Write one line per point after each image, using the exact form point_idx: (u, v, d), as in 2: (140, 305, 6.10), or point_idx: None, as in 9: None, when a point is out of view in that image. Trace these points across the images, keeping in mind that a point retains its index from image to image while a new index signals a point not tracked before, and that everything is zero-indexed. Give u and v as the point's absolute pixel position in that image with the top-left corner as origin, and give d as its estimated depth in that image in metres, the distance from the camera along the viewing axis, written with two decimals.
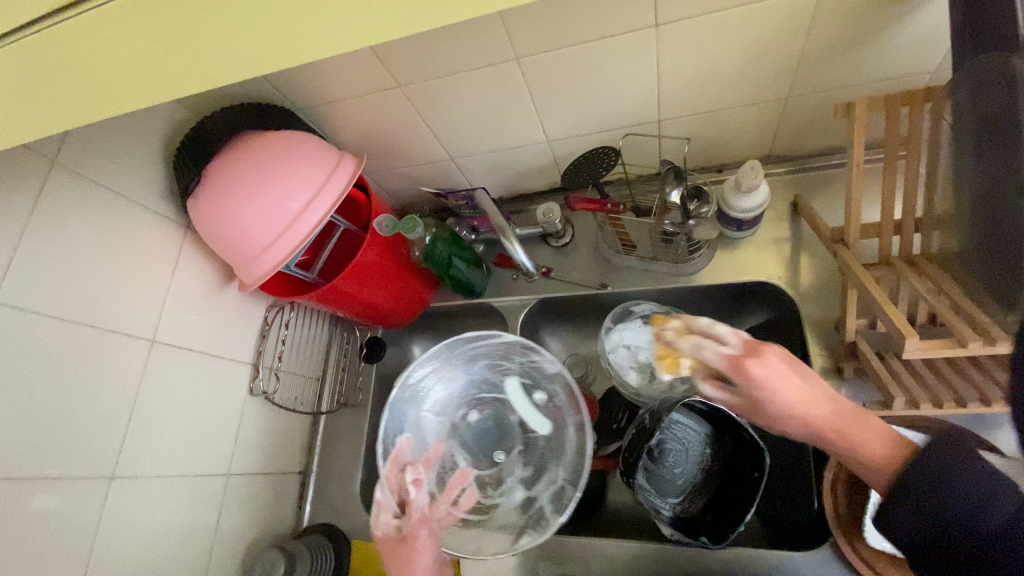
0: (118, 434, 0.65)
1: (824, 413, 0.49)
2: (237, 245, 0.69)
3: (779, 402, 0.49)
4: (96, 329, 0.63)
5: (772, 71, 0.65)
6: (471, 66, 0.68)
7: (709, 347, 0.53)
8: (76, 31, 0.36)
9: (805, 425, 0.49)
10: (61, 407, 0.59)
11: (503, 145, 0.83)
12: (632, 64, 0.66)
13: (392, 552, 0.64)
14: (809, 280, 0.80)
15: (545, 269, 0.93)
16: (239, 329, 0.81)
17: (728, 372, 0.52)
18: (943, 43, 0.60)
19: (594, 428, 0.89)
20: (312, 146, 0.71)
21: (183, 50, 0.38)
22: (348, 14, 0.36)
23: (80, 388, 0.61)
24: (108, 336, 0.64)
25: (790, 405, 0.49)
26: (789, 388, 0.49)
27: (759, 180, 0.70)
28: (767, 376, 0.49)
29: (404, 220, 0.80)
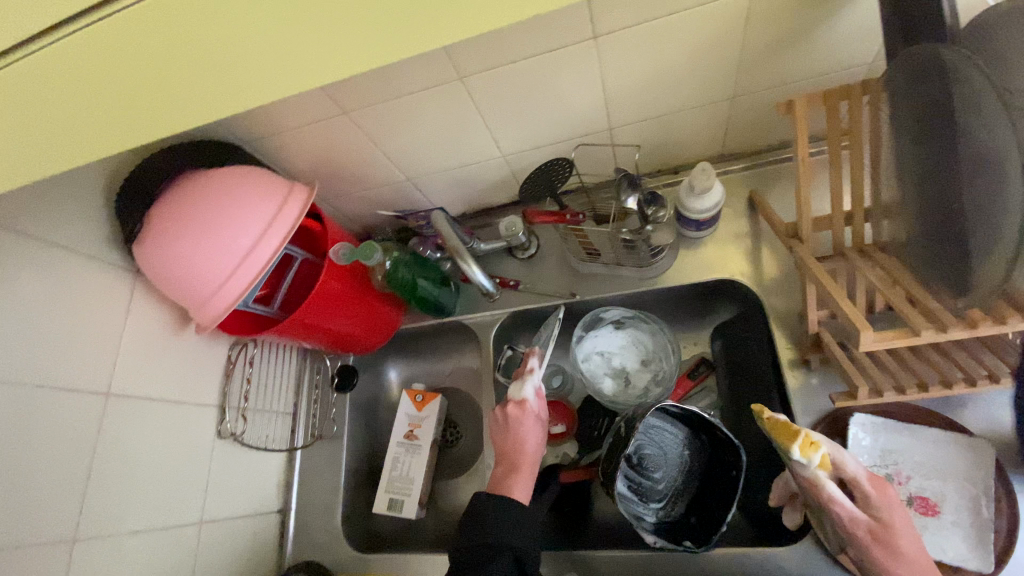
0: (80, 495, 0.62)
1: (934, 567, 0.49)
2: (187, 286, 0.67)
3: (906, 535, 0.49)
4: (46, 389, 0.60)
5: (714, 73, 0.66)
6: (415, 88, 0.67)
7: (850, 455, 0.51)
8: (103, 33, 0.35)
9: (918, 561, 0.48)
10: (10, 475, 0.56)
11: (458, 163, 0.82)
12: (576, 75, 0.66)
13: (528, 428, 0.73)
14: (771, 273, 0.80)
15: (512, 282, 0.92)
16: (200, 371, 0.79)
17: (862, 481, 0.50)
18: (874, 36, 0.61)
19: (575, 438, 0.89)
20: (256, 177, 0.69)
21: (215, 50, 0.36)
22: (319, 34, 0.34)
23: (33, 451, 0.59)
24: (59, 395, 0.62)
25: (914, 541, 0.49)
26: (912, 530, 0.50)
27: (712, 181, 0.71)
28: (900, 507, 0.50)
29: (361, 247, 0.78)
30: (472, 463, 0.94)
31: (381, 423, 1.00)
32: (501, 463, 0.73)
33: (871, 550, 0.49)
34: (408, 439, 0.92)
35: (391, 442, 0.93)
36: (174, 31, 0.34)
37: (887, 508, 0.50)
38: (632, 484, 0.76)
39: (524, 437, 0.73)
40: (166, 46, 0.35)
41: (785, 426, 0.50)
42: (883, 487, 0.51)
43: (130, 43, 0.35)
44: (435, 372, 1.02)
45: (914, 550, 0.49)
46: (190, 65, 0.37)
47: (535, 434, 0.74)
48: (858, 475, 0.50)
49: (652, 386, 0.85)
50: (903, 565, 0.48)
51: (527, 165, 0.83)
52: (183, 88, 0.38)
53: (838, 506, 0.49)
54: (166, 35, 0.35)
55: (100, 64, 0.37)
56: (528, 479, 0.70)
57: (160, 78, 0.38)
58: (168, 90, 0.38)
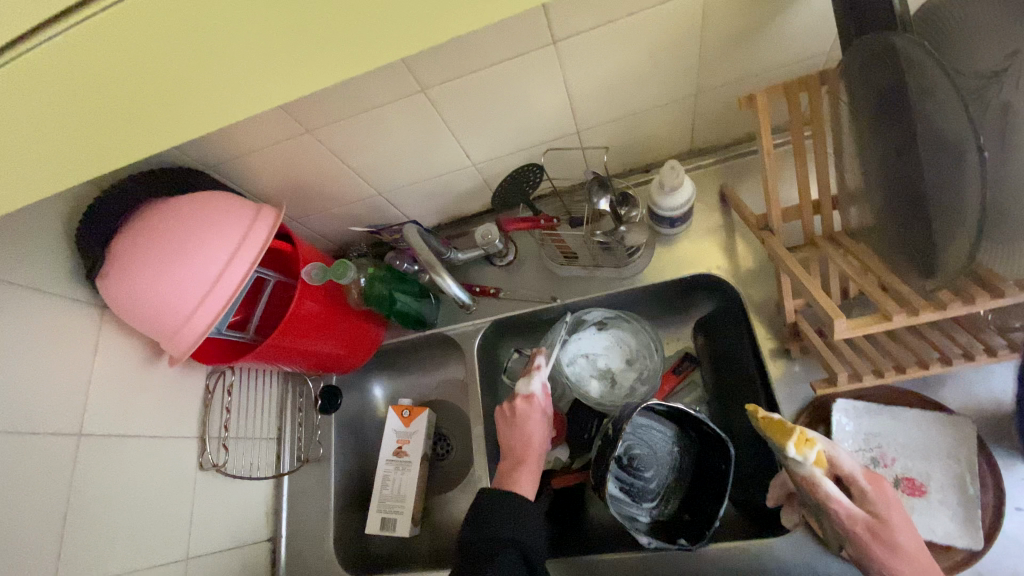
0: (57, 542, 0.60)
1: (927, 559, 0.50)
2: (156, 318, 0.65)
3: (902, 529, 0.50)
4: (15, 435, 0.58)
5: (676, 71, 0.66)
6: (378, 102, 0.67)
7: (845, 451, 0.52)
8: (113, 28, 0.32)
9: (911, 556, 0.49)
10: None
11: (429, 175, 0.82)
12: (539, 81, 0.66)
13: (536, 422, 0.76)
14: (747, 265, 0.81)
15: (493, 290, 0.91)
16: (177, 404, 0.77)
17: (858, 478, 0.51)
18: (829, 27, 0.62)
19: (566, 443, 0.88)
20: (221, 202, 0.68)
21: (241, 51, 0.34)
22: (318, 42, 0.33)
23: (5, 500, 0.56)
24: (28, 440, 0.60)
25: (908, 534, 0.50)
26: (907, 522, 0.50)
27: (681, 178, 0.72)
28: (894, 501, 0.51)
29: (335, 266, 0.77)
30: (463, 475, 0.93)
31: (370, 441, 0.99)
32: (507, 459, 0.75)
33: (867, 545, 0.50)
34: (397, 456, 0.91)
35: (381, 460, 0.92)
36: (108, 70, 0.34)
37: (881, 504, 0.50)
38: (623, 485, 0.76)
39: (532, 431, 0.75)
40: (101, 84, 0.35)
41: (780, 424, 0.50)
42: (876, 483, 0.52)
43: (62, 81, 0.35)
44: (421, 386, 1.01)
45: (909, 545, 0.49)
46: (127, 103, 0.36)
47: (541, 431, 0.76)
48: (853, 472, 0.51)
49: (638, 384, 0.85)
50: (900, 560, 0.49)
51: (498, 173, 0.82)
52: (145, 114, 0.37)
53: (834, 503, 0.50)
54: (99, 73, 0.34)
55: (74, 78, 0.34)
56: (533, 474, 0.72)
57: (97, 116, 0.37)
58: (131, 116, 0.37)
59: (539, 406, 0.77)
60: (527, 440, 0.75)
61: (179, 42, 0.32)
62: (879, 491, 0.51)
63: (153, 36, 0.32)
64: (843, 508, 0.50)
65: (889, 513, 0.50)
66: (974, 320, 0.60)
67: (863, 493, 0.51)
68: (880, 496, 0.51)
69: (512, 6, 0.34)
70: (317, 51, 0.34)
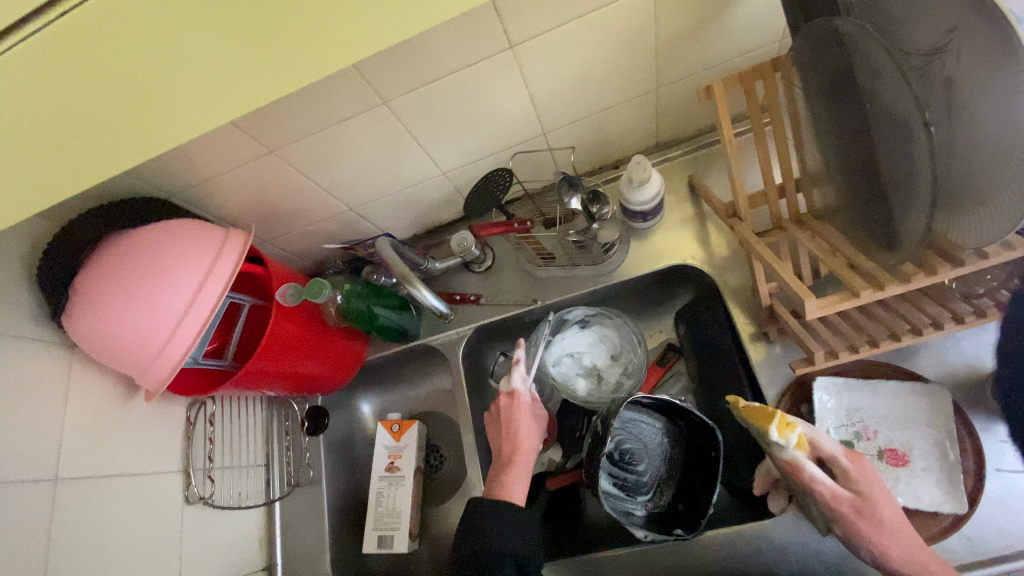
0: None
1: (909, 531, 0.51)
2: (126, 353, 0.64)
3: (885, 504, 0.51)
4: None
5: (634, 67, 0.67)
6: (340, 117, 0.66)
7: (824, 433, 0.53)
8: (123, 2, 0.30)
9: (895, 533, 0.50)
10: None
11: (399, 187, 0.81)
12: (501, 85, 0.66)
13: (522, 417, 0.75)
14: (721, 253, 0.82)
15: (474, 297, 0.90)
16: (158, 438, 0.75)
17: (839, 457, 0.52)
18: (779, 14, 0.63)
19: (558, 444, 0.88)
20: (186, 229, 0.66)
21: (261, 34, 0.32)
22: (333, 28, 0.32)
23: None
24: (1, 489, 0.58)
25: (890, 508, 0.51)
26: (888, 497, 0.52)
27: (648, 172, 0.73)
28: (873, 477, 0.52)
29: (310, 285, 0.75)
30: (458, 485, 0.93)
31: (361, 459, 0.98)
32: (496, 459, 0.74)
33: (853, 524, 0.51)
34: (389, 471, 0.90)
35: (373, 478, 0.91)
36: (64, 84, 0.33)
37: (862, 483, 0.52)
38: (616, 480, 0.76)
39: (519, 427, 0.75)
40: (64, 101, 0.34)
41: (761, 410, 0.51)
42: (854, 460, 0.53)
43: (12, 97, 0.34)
44: (409, 399, 1.00)
45: (893, 519, 0.51)
46: (116, 103, 0.34)
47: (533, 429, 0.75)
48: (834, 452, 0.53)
49: (624, 379, 0.85)
50: (886, 534, 0.50)
51: (469, 179, 0.82)
52: (149, 109, 0.35)
53: (819, 485, 0.50)
54: (58, 87, 0.33)
55: (83, 65, 0.33)
56: (522, 470, 0.71)
57: (47, 135, 0.35)
58: (137, 112, 0.35)
59: (527, 405, 0.77)
60: (514, 436, 0.74)
61: (165, 32, 0.31)
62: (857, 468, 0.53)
63: (168, 12, 0.31)
64: (832, 490, 0.51)
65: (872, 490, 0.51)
66: (940, 289, 0.62)
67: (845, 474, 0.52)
68: (860, 476, 0.52)
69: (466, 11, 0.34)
70: (287, 52, 0.33)
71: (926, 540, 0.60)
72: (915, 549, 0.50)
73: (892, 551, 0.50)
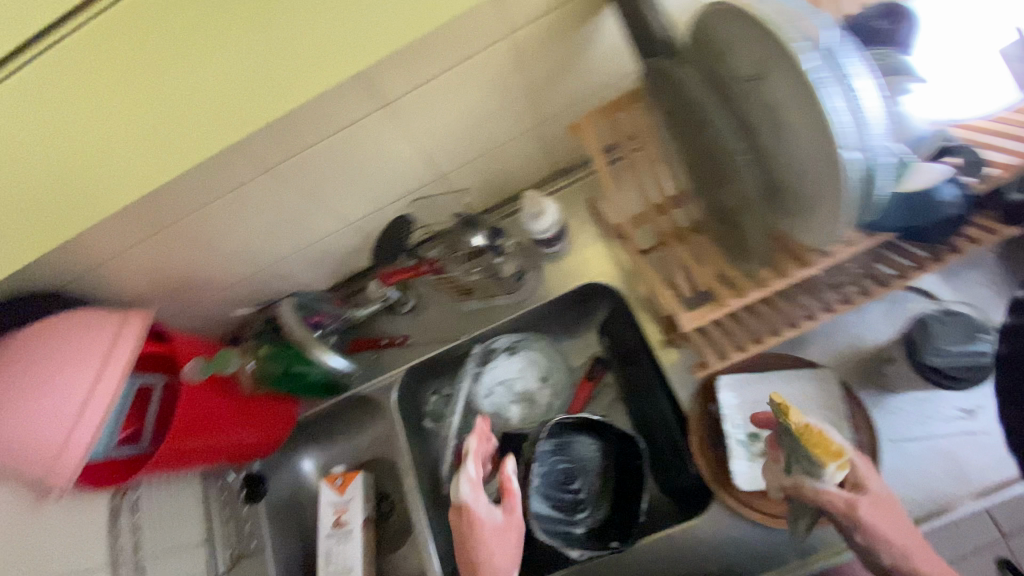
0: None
1: (918, 534, 0.55)
2: (21, 465, 0.60)
3: (897, 511, 0.54)
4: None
5: (510, 109, 0.70)
6: (226, 189, 0.67)
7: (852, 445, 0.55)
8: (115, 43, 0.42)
9: (899, 528, 0.54)
10: None
11: (307, 243, 0.82)
12: (382, 141, 0.68)
13: (484, 540, 0.66)
14: (626, 268, 0.86)
15: (399, 340, 0.91)
16: (82, 535, 0.72)
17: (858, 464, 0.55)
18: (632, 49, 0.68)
19: None
20: (77, 325, 0.65)
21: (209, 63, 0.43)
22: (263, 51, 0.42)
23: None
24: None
25: (901, 511, 0.55)
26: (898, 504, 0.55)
27: (542, 202, 0.77)
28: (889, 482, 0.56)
29: (216, 357, 0.77)
30: (409, 528, 0.93)
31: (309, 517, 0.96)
32: None
33: (872, 528, 0.53)
34: (336, 527, 0.89)
35: (320, 537, 0.90)
36: (64, 111, 0.44)
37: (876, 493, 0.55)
38: (553, 502, 0.77)
39: (487, 551, 0.65)
40: (61, 124, 0.45)
41: (813, 434, 0.51)
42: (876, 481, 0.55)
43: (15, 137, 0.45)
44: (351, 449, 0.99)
45: (903, 524, 0.54)
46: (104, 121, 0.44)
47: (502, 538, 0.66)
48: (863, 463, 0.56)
49: (555, 400, 0.87)
50: (897, 532, 0.54)
51: (376, 228, 0.84)
52: (128, 122, 0.44)
53: (830, 491, 0.53)
54: (29, 131, 0.45)
55: (80, 93, 0.43)
56: None
57: (50, 156, 0.46)
58: (121, 129, 0.45)
59: (490, 513, 0.67)
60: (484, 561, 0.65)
61: (138, 65, 0.42)
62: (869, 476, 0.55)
63: (143, 46, 0.42)
64: (839, 493, 0.53)
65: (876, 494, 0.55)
66: (811, 282, 0.67)
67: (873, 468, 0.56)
68: (867, 477, 0.55)
69: (340, 59, 0.44)
70: (234, 82, 0.44)
71: (829, 518, 0.65)
72: (921, 552, 0.54)
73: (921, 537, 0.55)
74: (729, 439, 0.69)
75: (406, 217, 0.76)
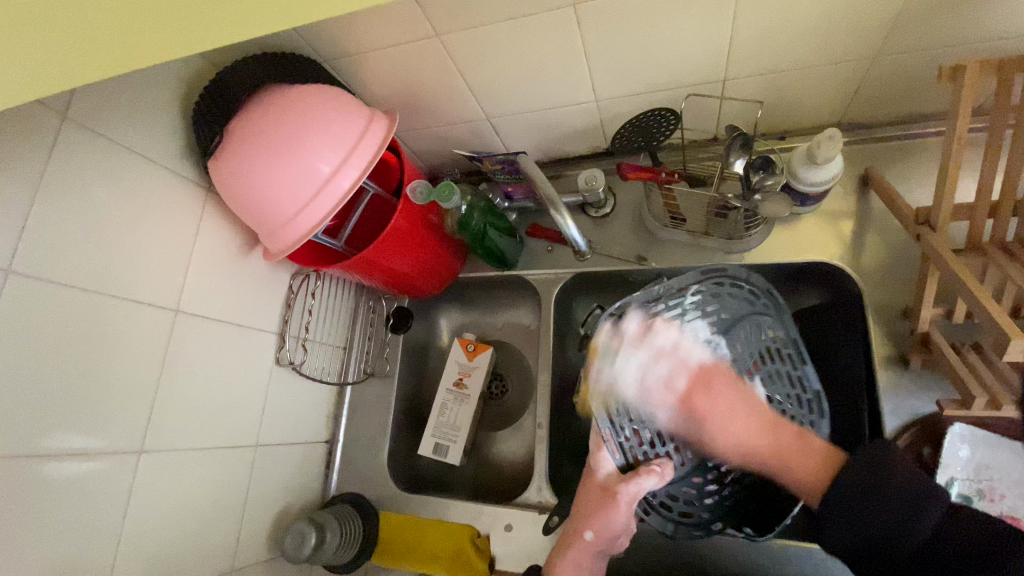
0: (139, 438, 0.60)
1: (765, 442, 0.59)
2: (255, 216, 0.64)
3: (724, 425, 0.61)
4: (82, 291, 0.54)
5: (871, 20, 0.56)
6: (521, 12, 0.58)
7: (654, 375, 0.65)
8: None
9: (737, 431, 0.61)
10: (78, 390, 0.54)
11: (548, 104, 0.73)
12: (705, 4, 0.56)
13: (718, 411, 0.62)
14: (874, 262, 0.72)
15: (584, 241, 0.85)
16: (263, 298, 0.77)
17: (693, 390, 0.63)
18: None
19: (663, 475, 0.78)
20: (337, 98, 0.63)
21: None
22: None
23: (11, 389, 0.49)
24: (92, 297, 0.55)
25: (728, 431, 0.61)
26: (732, 425, 0.61)
27: (837, 151, 0.62)
28: (711, 405, 0.62)
29: (440, 186, 0.75)
30: (516, 418, 0.94)
31: (429, 369, 1.00)
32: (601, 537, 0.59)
33: (694, 440, 0.64)
34: (457, 387, 0.92)
35: (440, 388, 0.94)
36: None
37: (716, 395, 0.63)
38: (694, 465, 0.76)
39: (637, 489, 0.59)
40: None
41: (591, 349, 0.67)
42: (713, 381, 0.63)
43: None
44: (486, 324, 1.01)
45: (733, 428, 0.61)
46: None
47: (626, 517, 0.58)
48: (707, 360, 0.65)
49: None
50: (715, 436, 0.62)
51: (620, 113, 0.74)
52: None
53: (679, 428, 0.64)
54: None
55: None
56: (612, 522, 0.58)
57: None
58: None
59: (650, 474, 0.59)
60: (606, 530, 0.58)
61: None
62: (710, 377, 0.64)
63: None
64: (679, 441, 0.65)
65: (707, 446, 0.64)
66: None
67: (702, 390, 0.63)
68: (716, 389, 0.63)
69: None
70: None
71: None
72: (751, 451, 0.60)
73: (774, 463, 0.58)
74: (935, 491, 0.62)
75: (678, 112, 0.69)
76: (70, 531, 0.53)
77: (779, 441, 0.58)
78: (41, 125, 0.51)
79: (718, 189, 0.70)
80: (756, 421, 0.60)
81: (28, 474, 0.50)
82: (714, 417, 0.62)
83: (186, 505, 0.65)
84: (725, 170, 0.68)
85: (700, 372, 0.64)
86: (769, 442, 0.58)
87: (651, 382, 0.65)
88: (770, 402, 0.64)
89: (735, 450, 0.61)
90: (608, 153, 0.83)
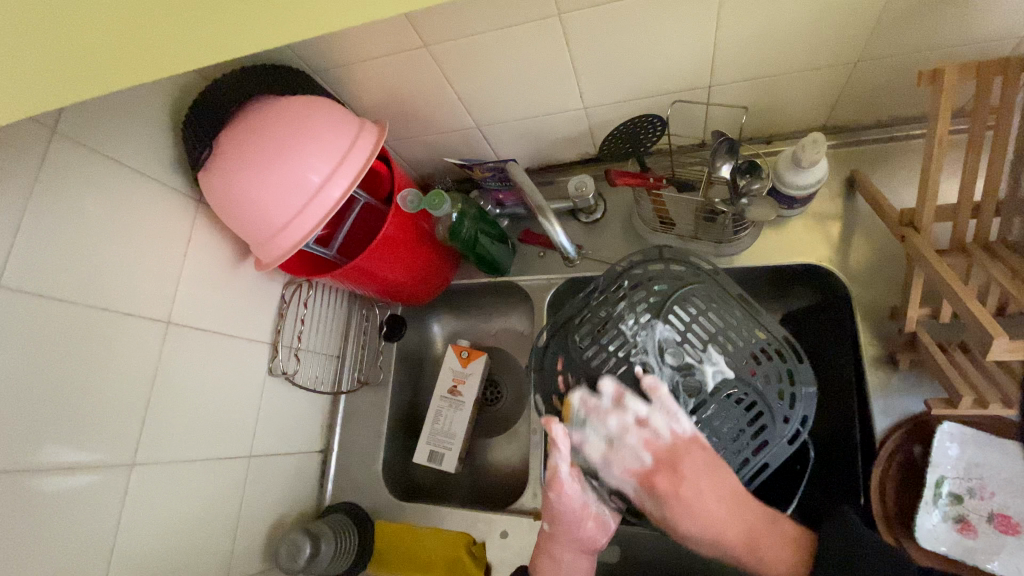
0: (131, 451, 0.60)
1: (733, 534, 0.57)
2: (245, 226, 0.64)
3: (694, 499, 0.57)
4: (72, 305, 0.54)
5: (851, 26, 0.57)
6: (507, 23, 0.59)
7: (631, 451, 0.60)
8: None
9: (711, 512, 0.57)
10: (68, 405, 0.54)
11: (537, 112, 0.74)
12: (688, 13, 0.57)
13: (693, 495, 0.57)
14: (862, 264, 0.72)
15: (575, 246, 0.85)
16: (255, 308, 0.77)
17: (661, 459, 0.58)
18: None
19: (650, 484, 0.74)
20: (326, 108, 0.64)
21: None
22: None
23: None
24: (82, 311, 0.55)
25: (703, 513, 0.57)
26: (705, 506, 0.57)
27: (821, 155, 0.63)
28: (684, 495, 0.57)
29: (430, 194, 0.75)
30: (511, 424, 0.94)
31: (424, 376, 1.00)
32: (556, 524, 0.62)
33: (666, 506, 0.58)
34: (451, 394, 0.92)
35: (434, 395, 0.94)
36: None
37: (691, 481, 0.57)
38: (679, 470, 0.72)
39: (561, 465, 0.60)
40: None
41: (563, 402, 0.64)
42: (685, 463, 0.57)
43: None
44: (480, 331, 1.01)
45: (703, 507, 0.57)
46: None
47: (570, 501, 0.61)
48: (675, 433, 0.59)
49: None
50: (690, 517, 0.57)
51: (608, 120, 0.74)
52: None
53: (653, 484, 0.59)
54: None
55: None
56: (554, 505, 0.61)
57: None
58: None
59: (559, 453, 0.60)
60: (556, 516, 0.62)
61: None
62: (684, 468, 0.57)
63: None
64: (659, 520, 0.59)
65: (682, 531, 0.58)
66: None
67: (677, 475, 0.57)
68: (686, 471, 0.57)
69: None
70: None
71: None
72: (724, 534, 0.57)
73: (743, 545, 0.57)
74: (926, 488, 0.61)
75: (664, 118, 0.70)
76: (61, 547, 0.53)
77: (738, 526, 0.57)
78: (29, 140, 0.51)
79: (706, 193, 0.71)
80: (729, 503, 0.57)
81: (20, 489, 0.50)
82: (693, 501, 0.57)
83: (180, 518, 0.65)
84: (711, 175, 0.69)
85: (667, 441, 0.58)
86: (741, 532, 0.57)
87: (620, 450, 0.60)
88: (740, 379, 0.60)
89: (705, 529, 0.58)
90: (598, 159, 0.84)
